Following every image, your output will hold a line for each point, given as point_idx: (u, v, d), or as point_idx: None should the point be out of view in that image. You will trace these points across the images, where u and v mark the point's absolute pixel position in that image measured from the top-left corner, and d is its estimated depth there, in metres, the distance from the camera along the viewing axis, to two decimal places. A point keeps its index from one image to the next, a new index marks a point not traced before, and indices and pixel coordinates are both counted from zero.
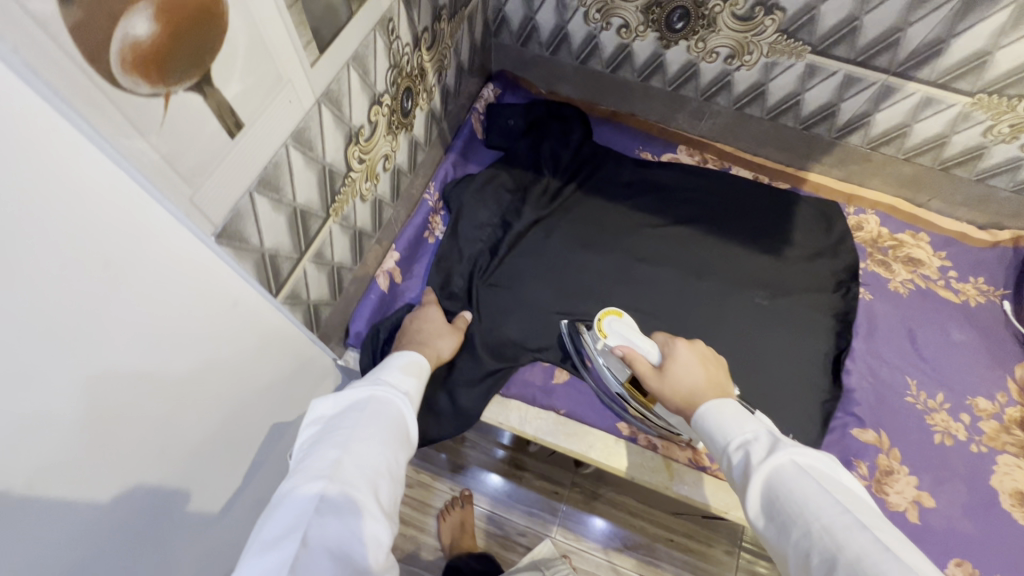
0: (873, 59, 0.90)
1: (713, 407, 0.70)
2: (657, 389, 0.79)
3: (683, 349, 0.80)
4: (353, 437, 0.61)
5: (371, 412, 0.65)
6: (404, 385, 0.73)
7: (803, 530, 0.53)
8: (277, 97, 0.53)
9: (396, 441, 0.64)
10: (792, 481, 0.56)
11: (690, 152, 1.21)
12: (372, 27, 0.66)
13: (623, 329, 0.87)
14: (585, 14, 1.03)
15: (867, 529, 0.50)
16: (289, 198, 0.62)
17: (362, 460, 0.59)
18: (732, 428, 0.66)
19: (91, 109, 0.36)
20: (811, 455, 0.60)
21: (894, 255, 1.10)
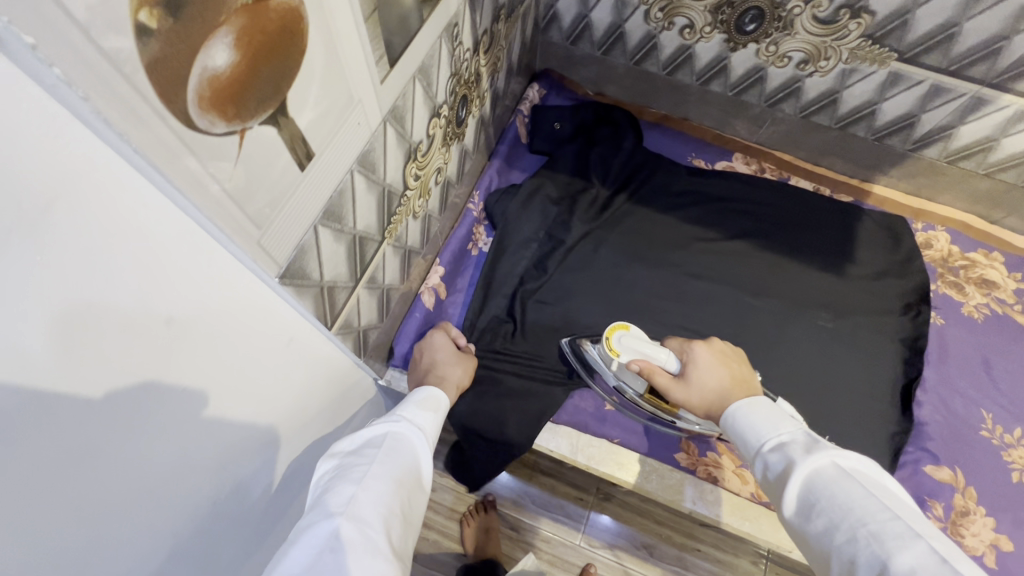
0: (967, 69, 0.83)
1: (737, 410, 0.63)
2: (681, 400, 0.72)
3: (702, 351, 0.73)
4: (370, 473, 0.54)
5: (388, 449, 0.59)
6: (421, 420, 0.66)
7: (850, 539, 0.46)
8: (347, 120, 0.48)
9: (410, 483, 0.57)
10: (837, 484, 0.49)
11: (746, 160, 1.13)
12: (439, 35, 0.60)
13: (633, 343, 0.79)
14: (646, 13, 0.96)
15: (923, 539, 0.44)
16: (349, 226, 0.56)
17: (379, 501, 0.52)
18: (763, 428, 0.59)
19: (163, 155, 0.30)
20: (855, 458, 0.52)
21: (967, 276, 1.03)
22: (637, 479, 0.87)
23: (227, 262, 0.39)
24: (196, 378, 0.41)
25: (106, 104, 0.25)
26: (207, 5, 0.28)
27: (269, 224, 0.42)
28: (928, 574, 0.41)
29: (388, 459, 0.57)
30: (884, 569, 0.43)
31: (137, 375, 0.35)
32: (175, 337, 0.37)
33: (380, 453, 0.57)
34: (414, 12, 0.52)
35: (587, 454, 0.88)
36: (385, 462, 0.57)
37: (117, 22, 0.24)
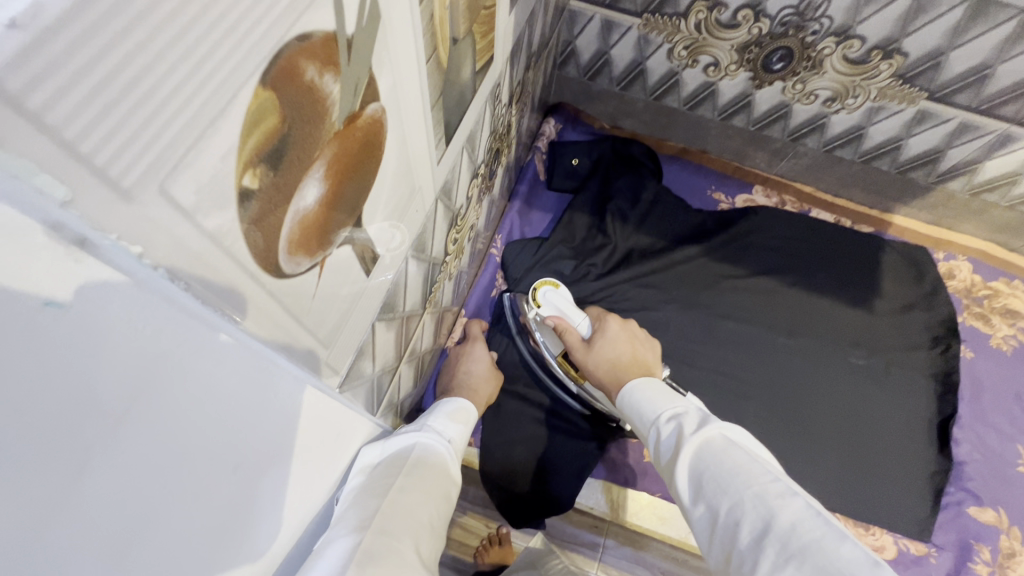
0: (997, 109, 0.83)
1: (635, 386, 0.61)
2: (582, 361, 0.72)
3: (615, 325, 0.73)
4: (399, 481, 0.52)
5: (417, 459, 0.56)
6: (448, 433, 0.63)
7: (734, 503, 0.44)
8: (408, 209, 0.44)
9: (437, 497, 0.55)
10: (723, 452, 0.47)
11: (767, 193, 1.12)
12: (485, 100, 0.56)
13: (557, 299, 0.80)
14: (669, 50, 0.94)
15: (800, 497, 0.42)
16: (400, 311, 0.52)
17: (406, 515, 0.50)
18: (659, 402, 0.57)
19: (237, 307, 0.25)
20: (739, 431, 0.51)
21: (992, 306, 1.03)
22: (682, 535, 0.85)
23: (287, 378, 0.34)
24: (256, 500, 0.36)
25: (199, 279, 0.21)
26: (306, 146, 0.25)
27: (333, 339, 0.38)
28: (809, 531, 0.39)
29: (416, 470, 0.54)
30: (770, 527, 0.40)
31: (191, 517, 0.29)
32: (235, 479, 0.33)
33: (408, 465, 0.55)
34: (470, 85, 0.48)
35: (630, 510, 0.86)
36: (413, 474, 0.54)
37: (223, 195, 0.20)
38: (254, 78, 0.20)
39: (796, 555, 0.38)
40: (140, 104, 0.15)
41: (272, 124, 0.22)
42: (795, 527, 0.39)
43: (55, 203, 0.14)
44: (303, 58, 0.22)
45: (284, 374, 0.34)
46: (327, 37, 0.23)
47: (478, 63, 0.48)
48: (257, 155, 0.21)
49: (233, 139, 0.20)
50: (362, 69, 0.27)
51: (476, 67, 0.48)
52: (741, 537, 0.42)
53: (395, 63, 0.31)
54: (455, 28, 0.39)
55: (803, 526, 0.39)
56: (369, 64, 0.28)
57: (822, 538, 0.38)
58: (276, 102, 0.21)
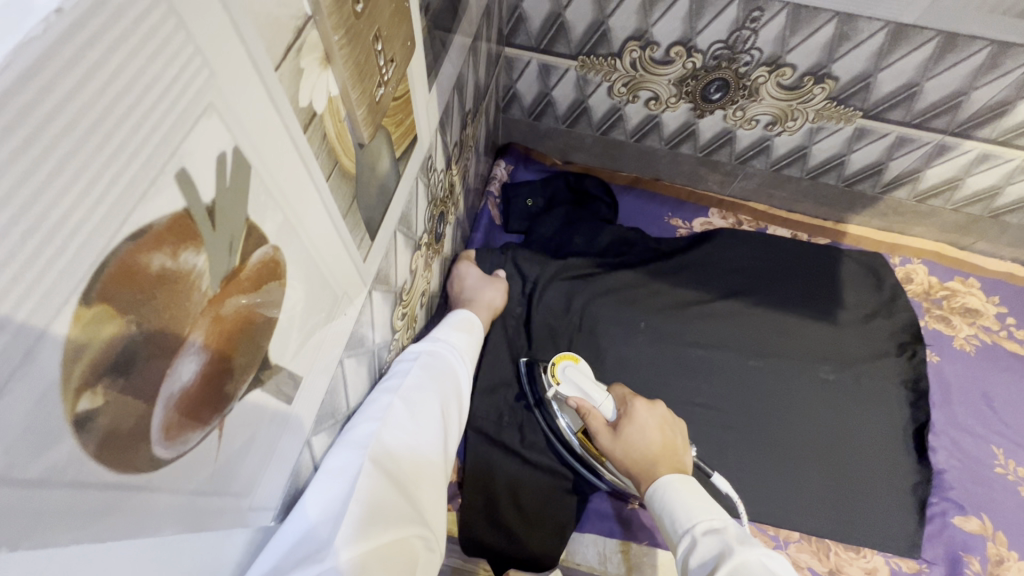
0: (930, 121, 0.84)
1: (666, 483, 0.61)
2: (608, 449, 0.70)
3: (642, 410, 0.71)
4: (408, 385, 0.54)
5: (422, 366, 0.58)
6: (453, 344, 0.65)
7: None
8: (335, 316, 0.42)
9: (449, 399, 0.58)
10: None
11: (722, 215, 1.12)
12: (415, 177, 0.54)
13: (576, 377, 0.79)
14: (609, 88, 0.94)
15: None
16: (344, 411, 0.50)
17: (417, 410, 0.52)
18: (693, 509, 0.58)
19: (107, 519, 0.22)
20: (779, 561, 0.51)
21: (951, 306, 1.04)
22: None
23: (211, 539, 0.31)
24: None
25: (28, 529, 0.18)
26: (166, 333, 0.22)
27: (252, 478, 0.34)
28: None
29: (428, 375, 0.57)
30: None
31: None
32: None
33: (415, 367, 0.57)
34: (392, 174, 0.46)
35: (618, 562, 0.83)
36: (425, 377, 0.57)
37: (46, 435, 0.18)
38: (67, 306, 0.17)
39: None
40: None
41: (113, 333, 0.19)
42: None
43: None
44: (143, 252, 0.20)
45: (208, 536, 0.31)
46: (176, 218, 0.21)
47: (398, 150, 0.47)
48: (95, 373, 0.19)
49: (51, 376, 0.17)
50: (235, 225, 0.25)
51: (396, 155, 0.46)
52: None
53: (284, 198, 0.29)
54: (359, 135, 0.37)
55: None
56: (245, 215, 0.26)
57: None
58: (112, 310, 0.19)
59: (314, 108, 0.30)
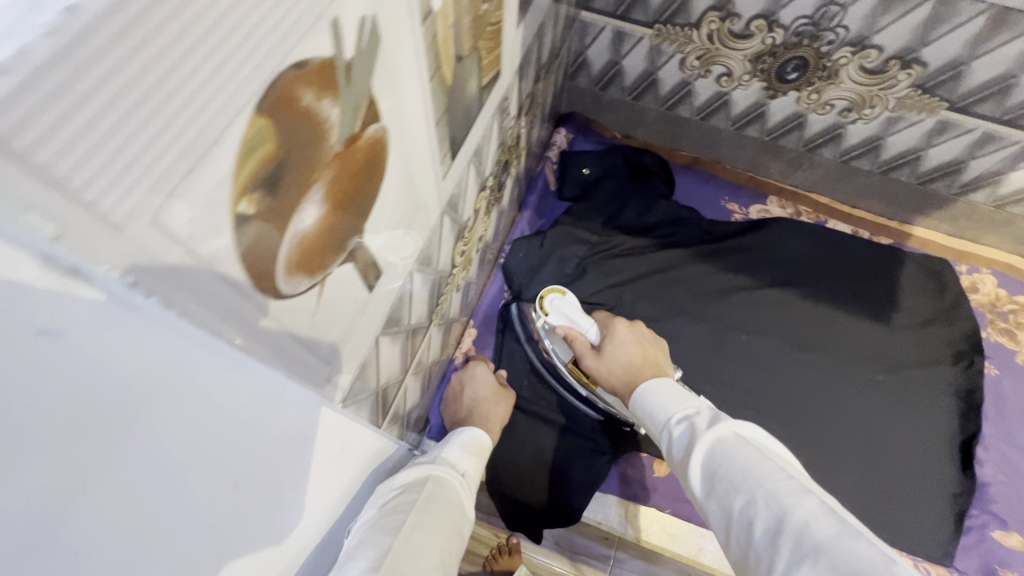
0: (1023, 119, 0.80)
1: (645, 391, 0.59)
2: (593, 369, 0.71)
3: (621, 328, 0.71)
4: (413, 522, 0.53)
5: (427, 493, 0.58)
6: (460, 466, 0.66)
7: (747, 500, 0.43)
8: (413, 224, 0.44)
9: (455, 525, 0.58)
10: (733, 453, 0.46)
11: (781, 204, 1.10)
12: (492, 114, 0.57)
13: (565, 308, 0.81)
14: (681, 60, 0.93)
15: (811, 492, 0.41)
16: (405, 325, 0.53)
17: (420, 551, 0.52)
18: (668, 402, 0.56)
19: (235, 321, 0.24)
20: (750, 425, 0.49)
21: (1018, 321, 0.99)
22: (692, 552, 0.83)
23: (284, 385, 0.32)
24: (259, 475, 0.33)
25: (184, 296, 0.20)
26: (302, 170, 0.25)
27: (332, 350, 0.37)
28: (821, 529, 0.38)
29: (428, 506, 0.56)
30: (783, 525, 0.40)
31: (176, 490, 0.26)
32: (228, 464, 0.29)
33: (419, 500, 0.56)
34: (476, 101, 0.49)
35: (638, 527, 0.85)
36: (427, 511, 0.56)
37: (215, 221, 0.20)
38: (248, 107, 0.20)
39: (808, 550, 0.37)
40: (125, 142, 0.15)
41: (269, 150, 0.22)
42: (804, 525, 0.39)
43: (46, 239, 0.14)
44: (300, 84, 0.22)
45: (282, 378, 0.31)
46: (325, 63, 0.23)
47: (485, 79, 0.49)
48: (255, 181, 0.22)
49: (227, 168, 0.20)
50: (362, 92, 0.28)
51: (482, 83, 0.48)
52: (755, 536, 0.41)
53: (397, 85, 0.31)
54: (460, 47, 0.39)
55: (816, 525, 0.39)
56: (370, 87, 0.28)
57: (834, 535, 0.38)
58: (273, 128, 0.22)
59: (432, 4, 0.32)
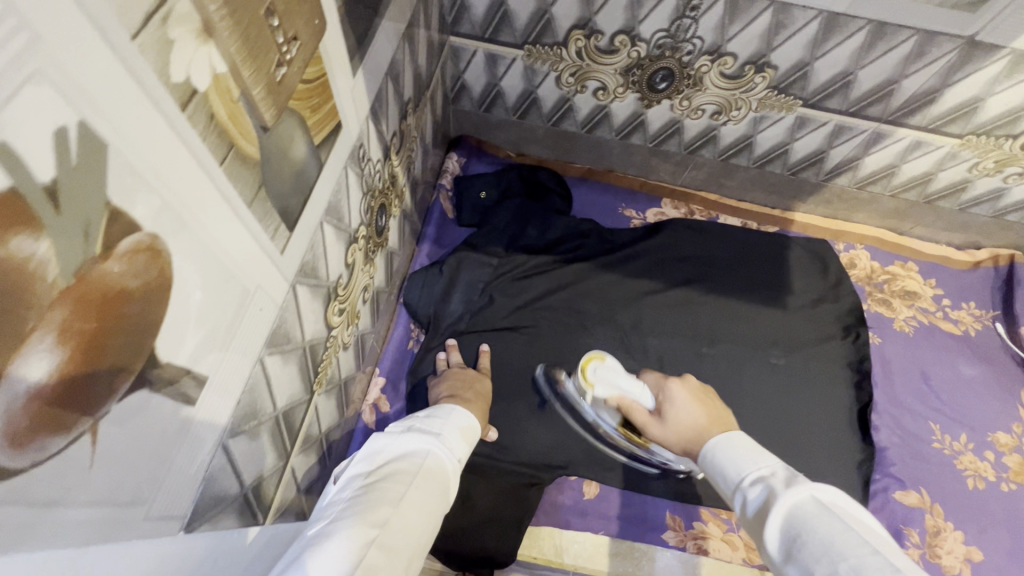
0: (866, 109, 0.87)
1: (715, 444, 0.56)
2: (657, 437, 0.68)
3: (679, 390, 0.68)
4: (407, 498, 0.49)
5: (427, 470, 0.54)
6: (457, 450, 0.61)
7: (830, 575, 0.38)
8: (246, 312, 0.39)
9: (443, 504, 0.53)
10: (813, 519, 0.42)
11: (675, 205, 1.14)
12: (342, 167, 0.53)
13: (609, 376, 0.78)
14: (557, 78, 0.93)
15: (905, 572, 0.36)
16: (269, 412, 0.47)
17: (404, 534, 0.47)
18: (741, 463, 0.52)
19: None
20: (835, 493, 0.45)
21: (891, 290, 1.08)
22: (630, 569, 0.83)
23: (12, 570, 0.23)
24: None
25: None
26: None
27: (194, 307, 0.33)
28: None
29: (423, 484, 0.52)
30: None
31: None
32: None
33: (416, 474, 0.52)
34: (310, 163, 0.45)
35: (573, 554, 0.84)
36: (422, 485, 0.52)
37: None
38: None
39: None
40: None
41: None
42: None
43: None
44: None
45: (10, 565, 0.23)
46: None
47: (316, 136, 0.45)
48: None
49: None
50: (91, 209, 0.23)
51: (313, 142, 0.44)
52: None
53: (162, 180, 0.27)
54: (260, 117, 0.35)
55: None
56: (107, 199, 0.24)
57: None
58: None
59: (193, 84, 0.28)
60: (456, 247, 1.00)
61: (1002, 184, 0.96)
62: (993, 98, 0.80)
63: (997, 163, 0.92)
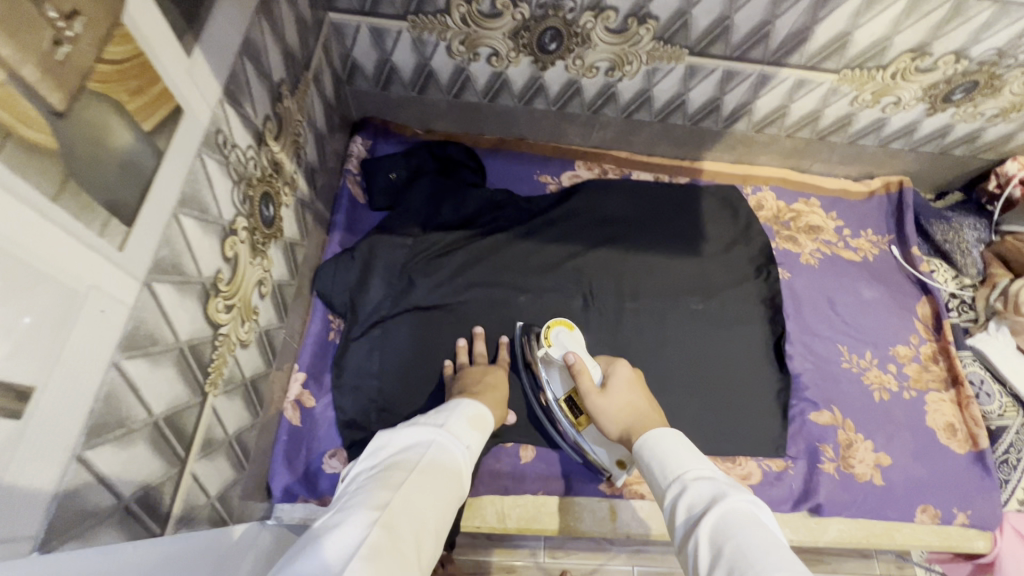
0: (749, 53, 0.89)
1: (655, 434, 0.63)
2: (597, 407, 0.75)
3: (624, 370, 0.78)
4: (411, 481, 0.53)
5: (433, 456, 0.57)
6: (467, 437, 0.64)
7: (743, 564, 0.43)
8: (82, 316, 0.37)
9: (454, 486, 0.57)
10: (740, 526, 0.47)
11: (588, 166, 1.15)
12: (195, 155, 0.50)
13: (570, 342, 0.84)
14: (447, 48, 0.91)
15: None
16: (142, 418, 0.45)
17: (415, 515, 0.50)
18: (682, 458, 0.58)
19: None
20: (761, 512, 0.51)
21: (797, 226, 1.13)
22: (571, 524, 0.86)
23: None
24: None
25: None
26: None
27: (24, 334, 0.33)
28: None
29: (432, 472, 0.55)
30: None
31: None
32: None
33: (422, 462, 0.56)
34: (143, 151, 0.42)
35: (516, 519, 0.85)
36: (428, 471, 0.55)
37: None
38: None
39: None
40: None
41: None
42: None
43: None
44: None
45: None
46: None
47: (145, 123, 0.42)
48: None
49: None
50: None
51: (143, 130, 0.42)
52: None
53: None
54: (45, 103, 0.32)
55: None
56: None
57: None
58: None
59: None
60: (369, 232, 0.98)
61: (882, 115, 1.02)
62: (859, 31, 0.84)
63: (875, 94, 0.97)
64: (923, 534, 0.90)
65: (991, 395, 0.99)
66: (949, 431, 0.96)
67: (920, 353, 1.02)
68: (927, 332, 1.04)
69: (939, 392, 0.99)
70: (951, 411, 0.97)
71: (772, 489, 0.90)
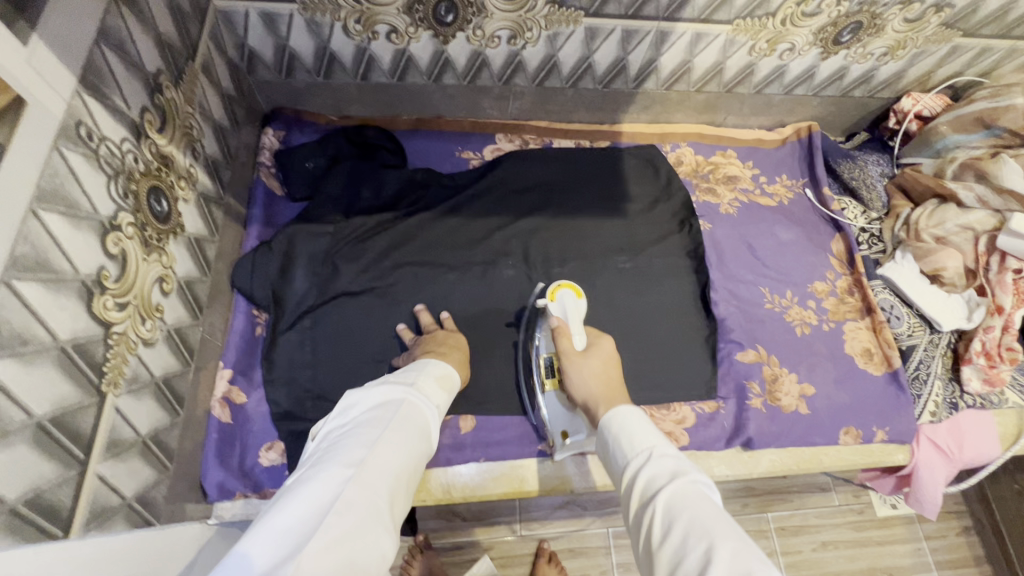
0: (642, 10, 0.91)
1: (617, 413, 0.64)
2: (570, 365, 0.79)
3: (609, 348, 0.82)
4: (386, 436, 0.55)
5: (404, 413, 0.60)
6: (433, 398, 0.67)
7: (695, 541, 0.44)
8: None
9: (422, 441, 0.60)
10: (691, 500, 0.48)
11: (509, 138, 1.15)
12: (50, 146, 0.48)
13: (568, 306, 0.90)
14: (344, 28, 0.90)
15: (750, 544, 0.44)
16: (19, 420, 0.45)
17: (389, 468, 0.53)
18: (638, 436, 0.59)
19: None
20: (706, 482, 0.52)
21: (715, 178, 1.17)
22: (515, 486, 0.88)
23: None
24: None
25: None
26: None
27: None
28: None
29: (401, 426, 0.58)
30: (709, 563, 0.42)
31: None
32: None
33: (394, 418, 0.58)
34: None
35: (459, 487, 0.87)
36: (400, 427, 0.57)
37: None
38: None
39: None
40: None
41: None
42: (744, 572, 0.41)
43: None
44: None
45: None
46: None
47: None
48: None
49: None
50: None
51: None
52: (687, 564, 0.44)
53: None
54: None
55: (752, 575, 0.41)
56: None
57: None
58: None
59: None
60: (288, 223, 0.96)
61: (780, 63, 1.06)
62: None
63: (770, 42, 1.00)
64: (847, 454, 0.96)
65: (900, 318, 1.04)
66: (866, 355, 1.01)
67: (836, 287, 1.08)
68: (842, 266, 1.10)
69: (856, 321, 1.04)
70: (868, 337, 1.03)
71: (705, 430, 0.95)
